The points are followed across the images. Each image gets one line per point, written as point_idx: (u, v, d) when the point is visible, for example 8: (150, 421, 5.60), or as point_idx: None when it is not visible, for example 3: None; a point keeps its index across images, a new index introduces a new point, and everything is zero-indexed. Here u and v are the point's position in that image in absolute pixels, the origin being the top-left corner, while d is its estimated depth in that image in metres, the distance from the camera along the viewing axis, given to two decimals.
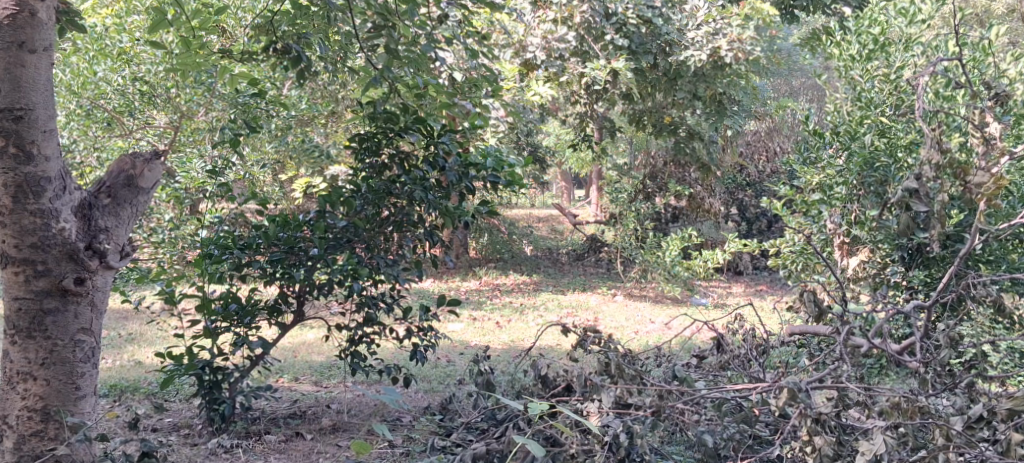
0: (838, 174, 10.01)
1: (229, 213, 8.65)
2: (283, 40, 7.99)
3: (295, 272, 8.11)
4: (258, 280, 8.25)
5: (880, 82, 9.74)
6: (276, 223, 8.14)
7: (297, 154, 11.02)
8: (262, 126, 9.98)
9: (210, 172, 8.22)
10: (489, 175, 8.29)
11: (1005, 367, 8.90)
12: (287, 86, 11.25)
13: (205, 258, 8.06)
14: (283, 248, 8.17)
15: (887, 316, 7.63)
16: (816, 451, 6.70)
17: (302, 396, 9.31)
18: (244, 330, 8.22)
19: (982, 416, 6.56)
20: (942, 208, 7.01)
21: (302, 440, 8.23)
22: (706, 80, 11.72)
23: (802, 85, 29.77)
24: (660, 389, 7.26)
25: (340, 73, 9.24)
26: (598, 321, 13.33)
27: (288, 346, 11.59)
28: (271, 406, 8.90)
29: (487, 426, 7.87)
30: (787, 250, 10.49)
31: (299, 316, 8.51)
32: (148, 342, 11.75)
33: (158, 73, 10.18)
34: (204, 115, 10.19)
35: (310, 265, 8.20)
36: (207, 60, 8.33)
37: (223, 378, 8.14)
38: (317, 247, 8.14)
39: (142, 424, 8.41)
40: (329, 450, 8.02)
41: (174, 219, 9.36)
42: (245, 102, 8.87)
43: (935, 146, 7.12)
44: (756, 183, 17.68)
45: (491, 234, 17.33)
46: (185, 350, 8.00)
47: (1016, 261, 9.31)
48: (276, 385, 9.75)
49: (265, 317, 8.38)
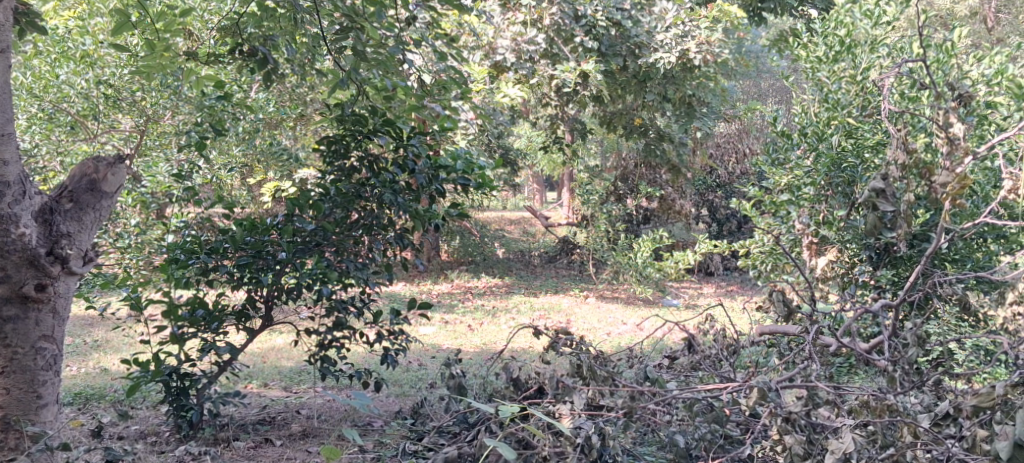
0: (805, 175, 10.01)
1: (194, 217, 8.59)
2: (248, 44, 7.92)
3: (262, 277, 8.10)
4: (225, 285, 8.20)
5: (846, 83, 9.77)
6: (243, 227, 8.10)
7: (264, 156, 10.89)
8: (228, 128, 9.95)
9: (176, 176, 8.23)
10: (459, 178, 8.33)
11: (971, 365, 8.99)
12: (254, 89, 11.15)
13: (171, 263, 8.03)
14: (251, 253, 8.13)
15: (855, 316, 7.78)
16: (787, 450, 6.79)
17: (271, 402, 9.28)
18: (211, 336, 8.19)
19: (948, 414, 6.67)
20: (907, 208, 7.24)
21: (271, 446, 8.21)
22: (675, 82, 11.76)
23: (770, 87, 30.02)
24: (630, 391, 7.34)
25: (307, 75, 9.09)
26: (571, 323, 13.34)
27: (257, 351, 11.51)
28: (239, 413, 8.87)
29: (458, 430, 7.86)
30: (756, 250, 10.57)
31: (268, 321, 8.46)
32: (114, 349, 11.67)
33: (122, 76, 10.10)
34: (170, 118, 10.20)
35: (278, 269, 8.21)
36: (173, 63, 8.27)
37: (191, 384, 8.16)
38: (285, 250, 8.11)
39: (107, 432, 8.36)
40: (297, 456, 7.99)
41: (138, 224, 9.23)
42: (212, 104, 8.85)
43: (901, 146, 7.38)
44: (726, 184, 17.79)
45: (462, 237, 17.51)
46: (151, 356, 7.99)
47: (980, 260, 9.39)
48: (245, 391, 9.72)
49: (233, 322, 8.32)
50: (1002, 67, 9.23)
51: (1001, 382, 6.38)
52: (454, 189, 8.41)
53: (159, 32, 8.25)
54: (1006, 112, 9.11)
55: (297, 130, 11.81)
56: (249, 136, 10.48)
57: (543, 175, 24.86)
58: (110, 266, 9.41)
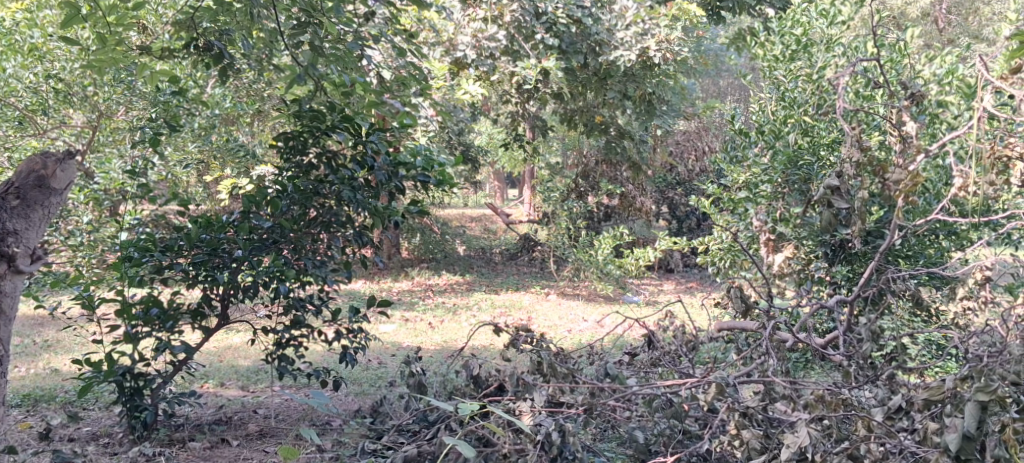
0: (763, 173, 10.05)
1: (149, 215, 8.52)
2: (205, 39, 8.19)
3: (218, 274, 8.07)
4: (180, 284, 8.15)
5: (802, 81, 9.85)
6: (198, 225, 8.08)
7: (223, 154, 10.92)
8: (183, 124, 9.87)
9: (128, 171, 8.21)
10: (419, 175, 8.35)
11: (924, 359, 9.12)
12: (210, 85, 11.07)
13: (125, 261, 7.98)
14: (206, 251, 8.11)
15: (811, 311, 7.92)
16: (744, 444, 6.92)
17: (227, 401, 9.25)
18: (166, 335, 8.13)
19: (901, 407, 6.74)
20: (862, 204, 7.36)
21: (228, 446, 8.18)
22: (635, 80, 11.85)
23: (729, 86, 30.37)
24: (590, 389, 7.41)
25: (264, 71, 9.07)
26: (532, 320, 13.38)
27: (213, 350, 11.44)
28: (195, 413, 8.82)
29: (418, 428, 7.88)
30: (715, 247, 10.65)
31: (225, 320, 8.43)
32: (65, 350, 11.57)
33: (73, 70, 9.89)
34: (124, 114, 9.88)
35: (234, 267, 8.18)
36: (127, 56, 8.23)
37: (145, 384, 8.08)
38: (242, 248, 8.10)
39: (57, 434, 8.29)
40: (255, 456, 7.98)
41: (91, 222, 9.13)
42: (167, 101, 8.84)
43: (855, 144, 7.45)
44: (685, 182, 17.92)
45: (423, 234, 17.48)
46: (103, 357, 7.91)
47: (933, 256, 9.50)
48: (201, 391, 9.67)
49: (188, 321, 8.27)
50: (953, 67, 9.35)
51: (950, 376, 6.54)
52: (413, 186, 8.44)
53: (112, 26, 8.22)
54: (958, 111, 9.25)
55: (254, 126, 11.74)
56: (205, 132, 10.42)
57: (504, 172, 24.88)
58: (61, 264, 9.30)
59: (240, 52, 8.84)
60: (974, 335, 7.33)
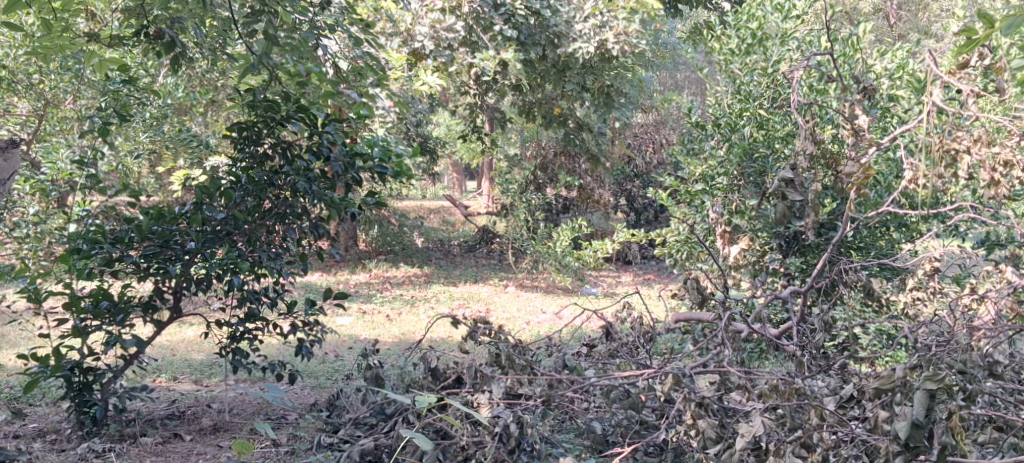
0: (719, 165, 10.11)
1: (98, 206, 8.41)
2: (155, 27, 7.84)
3: (171, 267, 8.00)
4: (131, 276, 8.07)
5: (758, 75, 9.92)
6: (150, 216, 8.04)
7: (172, 143, 10.25)
8: (134, 114, 9.77)
9: (76, 162, 8.09)
10: (376, 166, 8.39)
11: (875, 349, 9.25)
12: (162, 73, 10.98)
13: (72, 253, 7.88)
14: (158, 242, 8.05)
15: (766, 302, 8.07)
16: (700, 434, 7.01)
17: (180, 396, 9.19)
18: (116, 328, 8.06)
19: (852, 396, 6.91)
20: (815, 197, 7.48)
21: (181, 441, 8.14)
22: (594, 72, 11.88)
23: (687, 79, 30.57)
24: (548, 380, 7.49)
25: (217, 59, 9.02)
26: (490, 312, 13.40)
27: (166, 344, 11.35)
28: (147, 408, 8.75)
29: (375, 422, 7.90)
30: (673, 239, 10.68)
31: (177, 313, 8.37)
32: (12, 344, 11.43)
33: (18, 58, 9.74)
34: (72, 103, 9.84)
35: (186, 259, 8.09)
36: (74, 43, 8.13)
37: (94, 379, 8.02)
38: (195, 240, 8.03)
39: (4, 430, 8.20)
40: (208, 451, 7.95)
41: (38, 213, 9.02)
42: (117, 89, 8.70)
43: (810, 137, 7.62)
44: (643, 174, 18.02)
45: (381, 226, 17.44)
46: (50, 351, 7.82)
47: (884, 248, 9.57)
48: (154, 385, 9.60)
49: (139, 314, 8.20)
50: (903, 62, 9.48)
51: (901, 365, 6.55)
52: (370, 177, 8.46)
53: (56, 12, 8.03)
54: (908, 105, 9.35)
55: (209, 116, 11.67)
56: (157, 122, 10.32)
57: (463, 164, 24.83)
58: (8, 255, 9.20)
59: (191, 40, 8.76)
60: (923, 324, 7.44)
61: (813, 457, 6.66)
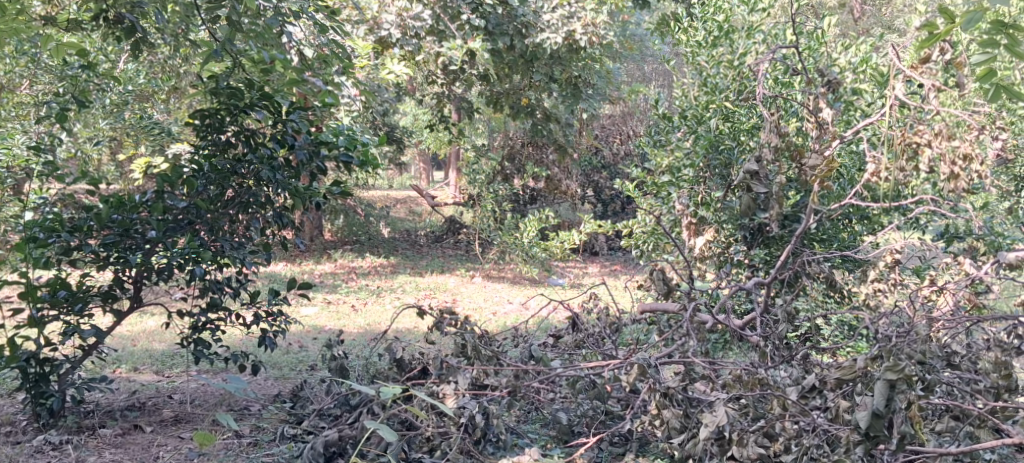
0: (685, 157, 10.15)
1: (54, 193, 8.26)
2: (116, 10, 7.95)
3: (131, 256, 7.94)
4: (90, 266, 7.99)
5: (724, 68, 9.94)
6: (109, 205, 7.96)
7: (133, 130, 10.29)
8: (94, 100, 9.67)
9: (33, 149, 8.00)
10: (341, 155, 8.41)
11: (836, 340, 9.34)
12: (123, 60, 10.88)
13: (28, 242, 7.77)
14: (118, 231, 7.96)
15: (730, 293, 8.13)
16: (664, 423, 7.12)
17: (141, 387, 9.13)
18: (74, 318, 7.98)
19: (814, 386, 6.96)
20: (779, 189, 7.72)
21: (141, 432, 8.10)
22: (561, 62, 11.95)
23: (652, 70, 30.65)
24: (514, 371, 7.54)
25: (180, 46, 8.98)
26: (457, 303, 13.42)
27: (127, 334, 11.27)
28: (107, 399, 8.67)
29: (340, 412, 7.95)
30: (639, 230, 10.72)
31: (137, 302, 8.31)
32: None
33: None
34: (26, 87, 9.50)
35: (147, 248, 8.03)
36: (30, 26, 8.04)
37: (51, 370, 7.93)
38: (156, 229, 7.98)
39: None
40: (169, 443, 7.92)
41: None
42: (75, 73, 8.57)
43: (774, 130, 7.72)
44: (610, 166, 18.10)
45: (347, 216, 17.39)
46: (6, 342, 7.73)
47: (846, 240, 9.64)
48: (113, 376, 9.52)
49: (98, 304, 8.13)
50: (867, 56, 9.56)
51: (862, 355, 6.63)
52: (336, 166, 8.48)
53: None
54: (871, 99, 9.43)
55: (171, 103, 11.59)
56: (118, 109, 10.23)
57: (431, 153, 24.76)
58: None
59: (152, 26, 8.68)
60: (884, 315, 7.52)
61: (775, 445, 6.87)
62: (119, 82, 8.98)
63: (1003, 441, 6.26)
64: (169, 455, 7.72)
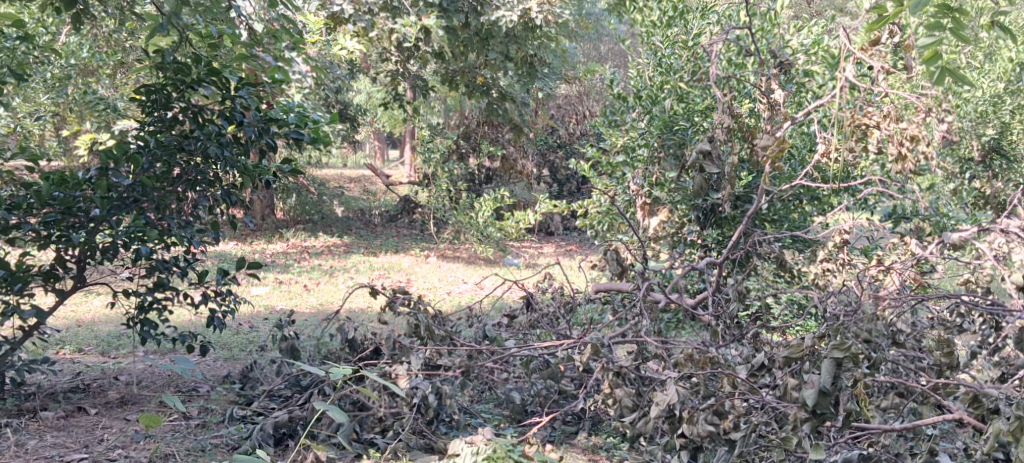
0: (640, 136, 10.14)
1: None
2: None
3: (74, 234, 7.85)
4: (31, 245, 7.88)
5: (678, 48, 9.97)
6: (50, 182, 7.82)
7: (77, 105, 10.78)
8: (37, 75, 9.54)
9: None
10: (291, 132, 8.39)
11: (786, 319, 9.44)
12: (65, 33, 10.71)
13: None
14: (59, 209, 7.85)
15: (682, 273, 8.21)
16: (617, 402, 7.22)
17: (85, 368, 9.03)
18: (15, 298, 7.85)
19: (763, 365, 7.07)
20: (730, 169, 7.78)
21: (84, 415, 8.02)
22: (517, 42, 12.00)
23: (608, 50, 30.70)
24: (466, 351, 7.59)
25: (124, 20, 8.86)
26: (411, 283, 13.36)
27: (70, 315, 11.13)
28: (49, 381, 8.56)
29: (290, 394, 8.08)
30: (594, 210, 10.74)
31: (80, 282, 8.25)
32: None
33: None
34: None
35: (91, 227, 7.95)
36: None
37: None
38: (99, 206, 7.87)
39: None
40: (114, 425, 7.86)
41: None
42: (12, 46, 8.39)
43: (726, 111, 7.82)
44: (566, 145, 18.11)
45: (299, 196, 17.03)
46: None
47: (796, 221, 9.72)
48: (57, 357, 9.41)
49: (40, 284, 8.02)
50: (819, 38, 9.61)
51: (810, 334, 6.69)
52: (285, 143, 8.46)
53: None
54: (823, 82, 9.49)
55: (117, 78, 11.45)
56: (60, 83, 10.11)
57: (385, 132, 24.62)
58: None
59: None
60: (832, 294, 7.63)
61: (725, 423, 6.89)
62: (60, 56, 8.85)
63: (945, 417, 6.48)
64: (114, 437, 7.67)
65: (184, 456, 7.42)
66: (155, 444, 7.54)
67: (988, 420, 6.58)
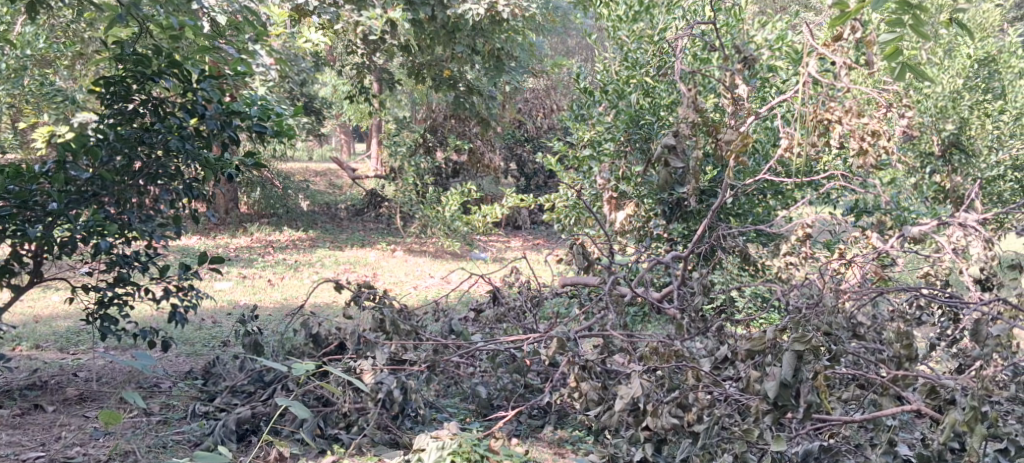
0: (606, 131, 10.19)
1: None
2: None
3: (30, 230, 7.78)
4: None
5: (644, 43, 9.98)
6: (6, 175, 7.73)
7: (35, 97, 10.66)
8: None
9: None
10: (254, 125, 8.34)
11: (750, 312, 9.51)
12: (23, 24, 10.60)
13: None
14: (15, 203, 7.76)
15: (648, 267, 8.30)
16: (583, 396, 7.27)
17: (44, 365, 8.94)
18: None
19: (727, 358, 7.15)
20: (696, 164, 7.83)
21: (42, 412, 7.95)
22: (483, 34, 12.20)
23: (576, 45, 30.76)
24: (433, 346, 7.64)
25: (82, 12, 8.77)
26: (377, 277, 13.32)
27: (28, 311, 11.02)
28: (6, 378, 8.48)
29: (254, 389, 7.98)
30: (560, 204, 10.76)
31: (37, 277, 8.21)
32: None
33: None
34: None
35: (49, 222, 7.88)
36: None
37: None
38: (57, 201, 7.81)
39: None
40: (72, 422, 7.80)
41: None
42: None
43: (692, 106, 7.86)
44: (533, 139, 18.11)
45: (263, 189, 16.96)
46: None
47: (761, 215, 9.78)
48: (14, 354, 9.32)
49: None
50: (783, 33, 9.67)
51: (772, 326, 6.71)
52: (249, 136, 8.42)
53: None
54: (786, 77, 9.55)
55: (75, 69, 11.34)
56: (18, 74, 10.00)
57: (351, 125, 24.46)
58: None
59: None
60: (795, 287, 7.72)
61: (688, 415, 6.89)
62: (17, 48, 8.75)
63: (904, 408, 6.57)
64: (72, 435, 7.61)
65: (145, 453, 7.37)
66: (114, 441, 7.49)
67: (945, 410, 6.66)
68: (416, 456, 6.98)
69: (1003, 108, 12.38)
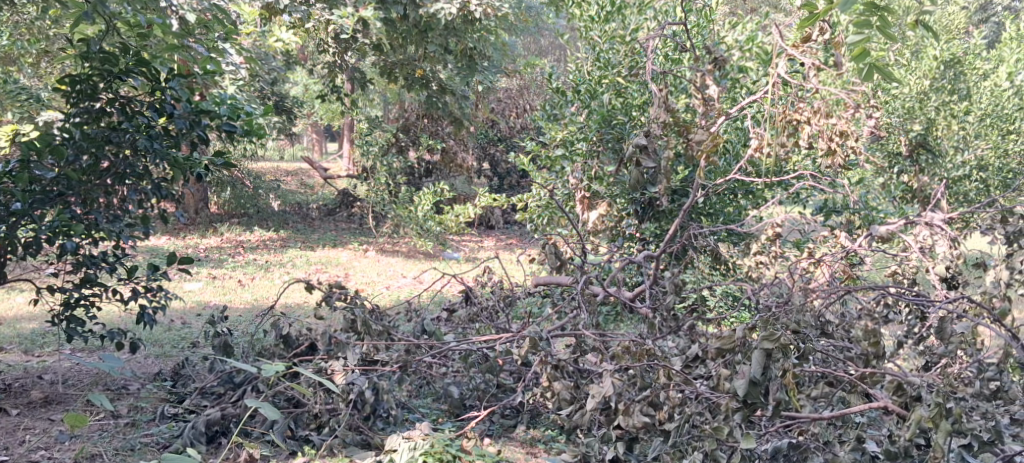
0: (578, 131, 10.22)
1: None
2: None
3: None
4: None
5: (616, 43, 10.05)
6: None
7: None
8: None
9: None
10: (224, 124, 8.30)
11: (721, 311, 9.55)
12: None
13: None
14: None
15: (620, 267, 8.32)
16: (556, 395, 7.29)
17: (9, 367, 8.86)
18: None
19: (697, 356, 7.25)
20: (667, 164, 7.86)
21: (6, 416, 7.88)
22: (457, 34, 12.19)
23: (549, 45, 30.74)
24: (405, 346, 7.64)
25: (48, 10, 8.70)
26: (349, 277, 13.29)
27: None
28: None
29: (224, 390, 7.94)
30: (533, 204, 10.77)
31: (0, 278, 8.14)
32: None
33: None
34: None
35: (13, 222, 7.84)
36: None
37: None
38: (21, 201, 7.76)
39: None
40: (37, 426, 7.74)
41: None
42: None
43: (663, 106, 7.86)
44: (506, 139, 18.10)
45: (233, 188, 16.93)
46: None
47: (732, 214, 9.83)
48: None
49: None
50: (753, 34, 9.71)
51: (741, 325, 6.73)
52: (218, 135, 8.37)
53: None
54: (757, 77, 9.58)
55: (41, 68, 11.25)
56: None
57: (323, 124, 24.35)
58: None
59: None
60: (765, 286, 7.75)
61: (659, 414, 7.00)
62: None
63: (871, 405, 6.59)
64: (36, 438, 7.55)
65: (111, 456, 7.35)
66: (80, 445, 7.44)
67: (911, 407, 6.68)
68: (388, 457, 6.98)
69: (970, 108, 12.49)
